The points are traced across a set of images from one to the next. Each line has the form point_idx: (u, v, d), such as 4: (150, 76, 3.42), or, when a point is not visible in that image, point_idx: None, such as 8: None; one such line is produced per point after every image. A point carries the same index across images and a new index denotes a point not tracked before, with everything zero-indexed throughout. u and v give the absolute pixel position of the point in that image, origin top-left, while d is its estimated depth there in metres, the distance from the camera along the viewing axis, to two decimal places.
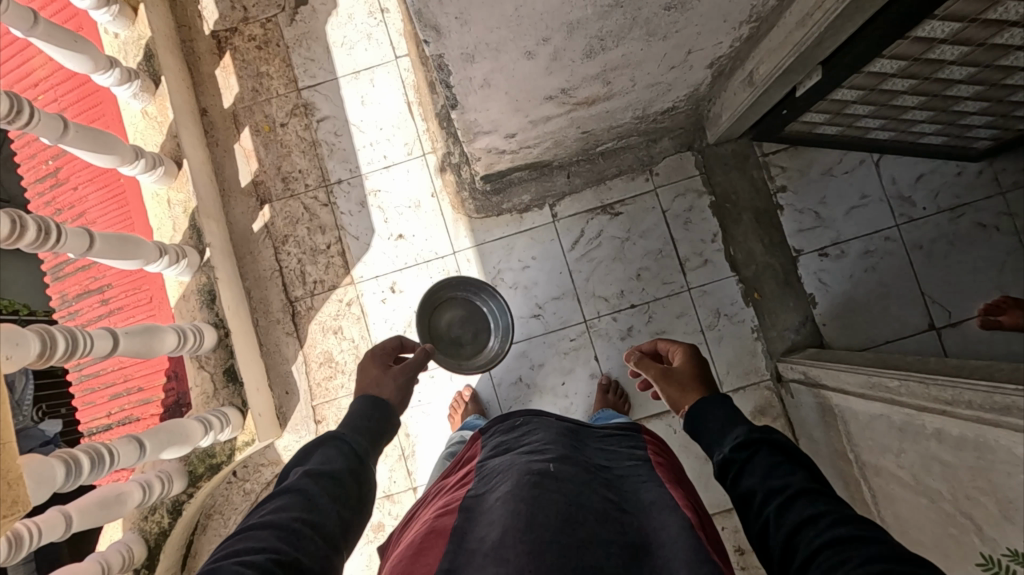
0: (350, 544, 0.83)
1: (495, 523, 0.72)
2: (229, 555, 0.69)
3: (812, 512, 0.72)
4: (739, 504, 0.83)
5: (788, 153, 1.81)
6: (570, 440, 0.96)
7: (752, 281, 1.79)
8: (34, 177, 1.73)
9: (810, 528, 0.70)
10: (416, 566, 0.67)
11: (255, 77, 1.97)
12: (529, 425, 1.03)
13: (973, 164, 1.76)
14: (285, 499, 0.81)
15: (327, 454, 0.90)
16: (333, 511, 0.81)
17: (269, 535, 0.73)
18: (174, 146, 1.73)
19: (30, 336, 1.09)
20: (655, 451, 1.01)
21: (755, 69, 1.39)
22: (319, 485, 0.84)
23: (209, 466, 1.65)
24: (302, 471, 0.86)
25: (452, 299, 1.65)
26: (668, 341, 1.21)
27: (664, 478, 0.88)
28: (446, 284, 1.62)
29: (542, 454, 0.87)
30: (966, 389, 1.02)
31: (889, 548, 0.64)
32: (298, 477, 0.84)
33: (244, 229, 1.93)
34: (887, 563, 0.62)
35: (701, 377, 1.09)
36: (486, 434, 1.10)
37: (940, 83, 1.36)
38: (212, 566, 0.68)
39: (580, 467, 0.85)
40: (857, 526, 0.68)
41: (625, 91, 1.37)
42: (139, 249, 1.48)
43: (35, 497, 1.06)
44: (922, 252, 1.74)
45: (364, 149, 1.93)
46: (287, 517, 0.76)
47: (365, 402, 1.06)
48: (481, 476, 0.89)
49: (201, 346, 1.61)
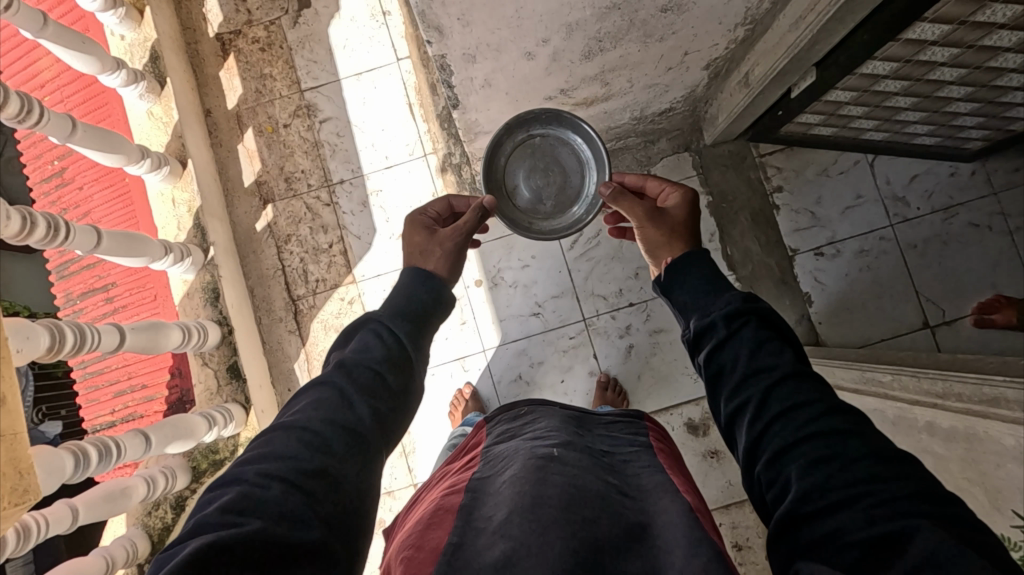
0: (388, 439, 0.84)
1: (503, 504, 0.74)
2: (255, 458, 0.72)
3: (795, 400, 0.73)
4: (712, 374, 0.83)
5: (784, 154, 1.84)
6: (573, 427, 0.98)
7: (749, 279, 1.81)
8: (41, 178, 1.76)
9: (801, 415, 0.72)
10: (425, 539, 0.70)
11: (259, 78, 2.00)
12: (532, 414, 1.05)
13: (966, 165, 1.78)
14: (317, 393, 0.82)
15: (364, 341, 0.90)
16: (365, 406, 0.81)
17: (296, 436, 0.74)
18: (179, 146, 1.75)
19: (39, 330, 1.11)
20: (655, 439, 1.03)
21: (751, 70, 1.41)
22: (350, 377, 0.84)
23: (212, 461, 1.67)
24: (336, 362, 0.87)
25: (539, 142, 1.28)
26: (658, 179, 1.14)
27: (663, 465, 0.90)
28: (534, 117, 1.24)
29: (546, 440, 0.89)
30: (956, 382, 1.06)
31: (875, 444, 0.67)
32: (331, 370, 0.85)
33: (247, 229, 1.95)
34: (873, 464, 0.65)
35: (689, 224, 1.06)
36: (492, 422, 1.12)
37: (932, 83, 1.38)
38: (241, 466, 0.71)
39: (583, 452, 0.86)
40: (841, 419, 0.70)
41: (624, 92, 1.40)
42: (144, 247, 1.51)
43: (46, 487, 1.08)
44: (916, 251, 1.77)
45: (365, 149, 1.95)
46: (315, 416, 0.77)
47: (412, 272, 1.02)
48: (487, 460, 0.91)
49: (205, 343, 1.63)
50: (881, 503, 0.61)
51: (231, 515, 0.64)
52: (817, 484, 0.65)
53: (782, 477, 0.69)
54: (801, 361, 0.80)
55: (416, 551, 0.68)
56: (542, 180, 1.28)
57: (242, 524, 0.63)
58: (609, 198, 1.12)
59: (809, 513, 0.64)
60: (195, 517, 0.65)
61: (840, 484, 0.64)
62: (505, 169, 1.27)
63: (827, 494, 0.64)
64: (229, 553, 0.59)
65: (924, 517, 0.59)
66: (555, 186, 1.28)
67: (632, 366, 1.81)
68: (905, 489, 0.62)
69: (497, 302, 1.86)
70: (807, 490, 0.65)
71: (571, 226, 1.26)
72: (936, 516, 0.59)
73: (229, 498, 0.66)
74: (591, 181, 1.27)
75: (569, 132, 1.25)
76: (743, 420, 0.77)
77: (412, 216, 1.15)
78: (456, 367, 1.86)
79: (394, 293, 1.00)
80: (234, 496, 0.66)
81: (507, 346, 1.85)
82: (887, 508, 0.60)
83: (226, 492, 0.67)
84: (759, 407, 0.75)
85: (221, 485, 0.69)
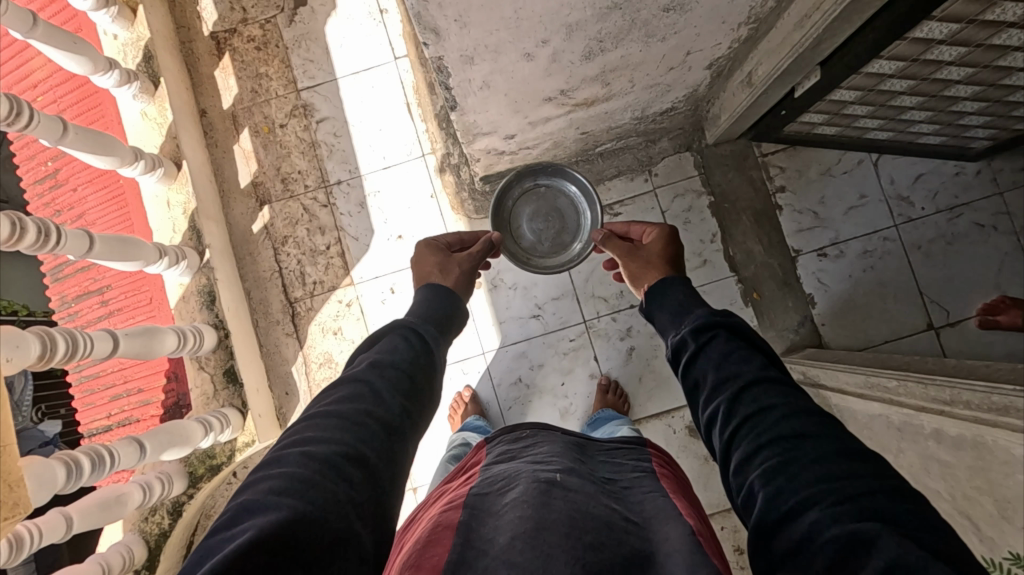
0: (416, 434, 0.87)
1: (504, 527, 0.73)
2: (295, 443, 0.73)
3: (764, 403, 0.76)
4: (690, 386, 0.89)
5: (787, 153, 1.82)
6: (575, 454, 0.96)
7: (751, 281, 1.79)
8: (33, 178, 1.74)
9: (762, 420, 0.74)
10: (424, 556, 0.69)
11: (254, 78, 1.97)
12: (534, 437, 1.03)
13: (971, 164, 1.76)
14: (352, 387, 0.84)
15: (391, 345, 0.94)
16: (397, 405, 0.84)
17: (337, 423, 0.76)
18: (174, 146, 1.72)
19: (29, 338, 1.09)
20: (658, 464, 1.01)
21: (754, 70, 1.39)
22: (381, 372, 0.87)
23: (210, 467, 1.65)
24: (370, 357, 0.91)
25: (542, 190, 1.46)
26: (640, 223, 1.24)
27: (667, 490, 0.89)
28: (542, 169, 1.43)
29: (549, 463, 0.88)
30: (964, 389, 1.03)
31: (841, 445, 0.68)
32: (364, 368, 0.88)
33: (244, 230, 1.93)
34: (844, 471, 0.65)
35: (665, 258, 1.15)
36: (492, 443, 1.09)
37: (939, 83, 1.36)
38: (282, 451, 0.72)
39: (587, 478, 0.86)
40: (808, 422, 0.72)
41: (624, 92, 1.37)
42: (139, 250, 1.48)
43: (36, 498, 1.06)
44: (921, 252, 1.75)
45: (363, 150, 1.93)
46: (353, 407, 0.80)
47: (431, 289, 1.13)
48: (486, 478, 0.89)
49: (201, 347, 1.60)
50: (838, 504, 0.62)
51: (274, 497, 0.64)
52: (782, 487, 0.66)
53: (749, 482, 0.71)
54: (778, 370, 0.83)
55: (415, 570, 0.66)
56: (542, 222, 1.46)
57: (282, 507, 0.62)
58: (598, 242, 1.23)
59: (777, 519, 0.65)
60: (236, 503, 0.64)
61: (806, 483, 0.65)
62: (511, 210, 1.45)
63: (792, 492, 0.65)
64: (277, 538, 0.58)
65: (875, 521, 0.59)
66: (552, 228, 1.47)
67: (632, 369, 1.79)
68: (882, 499, 0.61)
69: (497, 304, 1.84)
70: (774, 493, 0.66)
71: (569, 262, 1.43)
72: (884, 518, 0.59)
73: (276, 482, 0.66)
74: (588, 225, 1.45)
75: (570, 185, 1.44)
76: (718, 425, 0.80)
77: (425, 243, 1.26)
78: (455, 370, 1.83)
79: (416, 304, 1.09)
80: (278, 480, 0.66)
81: (507, 349, 1.82)
82: (847, 507, 0.61)
83: (267, 477, 0.67)
84: (729, 411, 0.78)
85: (261, 475, 0.68)
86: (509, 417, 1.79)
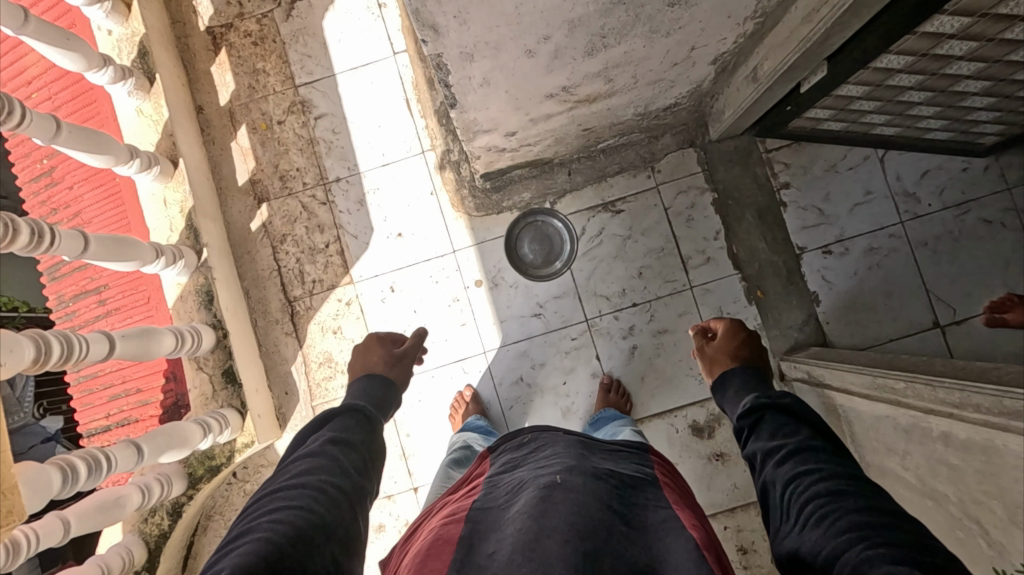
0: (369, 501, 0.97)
1: (505, 540, 0.74)
2: (264, 515, 0.83)
3: (805, 465, 0.85)
4: (749, 460, 0.99)
5: (791, 149, 1.79)
6: (577, 450, 0.96)
7: (755, 279, 1.77)
8: (29, 176, 1.72)
9: (807, 480, 0.82)
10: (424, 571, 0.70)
11: (251, 74, 1.95)
12: (536, 440, 1.02)
13: (980, 160, 1.73)
14: (314, 460, 0.95)
15: (346, 424, 1.06)
16: (353, 476, 0.95)
17: (302, 493, 0.86)
18: (170, 144, 1.70)
19: (23, 342, 1.07)
20: (661, 472, 1.00)
21: (759, 65, 1.36)
22: (340, 450, 0.98)
23: (209, 468, 1.63)
24: (329, 434, 1.02)
25: (539, 223, 1.82)
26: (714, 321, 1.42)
27: (669, 500, 0.89)
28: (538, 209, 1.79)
29: (549, 468, 0.89)
30: (973, 392, 1.01)
31: (875, 501, 0.75)
32: (324, 444, 0.99)
33: (242, 229, 1.91)
34: (875, 520, 0.71)
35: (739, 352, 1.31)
36: (495, 453, 1.08)
37: (948, 78, 1.34)
38: (252, 524, 0.81)
39: (590, 476, 0.86)
40: (846, 481, 0.80)
41: (628, 88, 1.35)
42: (135, 250, 1.47)
43: (31, 505, 1.05)
44: (927, 249, 1.73)
45: (361, 146, 1.90)
46: (316, 478, 0.90)
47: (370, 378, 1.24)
48: (490, 491, 0.90)
49: (199, 347, 1.59)
50: (873, 545, 0.68)
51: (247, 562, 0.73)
52: (823, 536, 0.73)
53: (795, 535, 0.78)
54: (823, 437, 0.93)
55: None
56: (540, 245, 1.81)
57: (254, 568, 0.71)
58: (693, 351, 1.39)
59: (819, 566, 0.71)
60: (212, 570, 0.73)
61: (841, 529, 0.72)
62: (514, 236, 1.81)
63: (834, 542, 0.71)
64: None
65: (907, 563, 0.64)
66: (547, 251, 1.81)
67: (635, 368, 1.77)
68: None
69: (498, 303, 1.82)
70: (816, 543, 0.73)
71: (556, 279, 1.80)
72: (915, 560, 0.65)
73: (249, 548, 0.75)
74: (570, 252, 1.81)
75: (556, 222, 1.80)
76: (773, 490, 0.88)
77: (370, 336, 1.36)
78: (456, 369, 1.81)
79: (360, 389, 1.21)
80: (251, 545, 0.76)
81: (508, 347, 1.81)
82: (880, 549, 0.67)
83: (241, 544, 0.77)
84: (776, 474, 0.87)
85: (231, 549, 0.76)
86: (510, 416, 1.77)
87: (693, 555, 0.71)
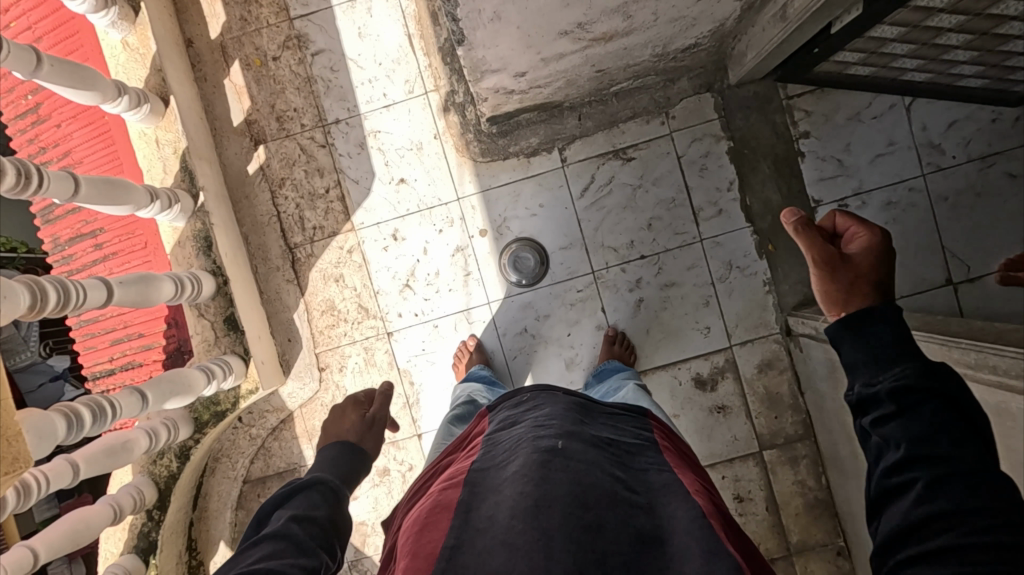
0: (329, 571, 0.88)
1: (504, 503, 0.74)
2: None
3: None
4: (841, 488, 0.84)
5: (814, 96, 1.70)
6: (577, 414, 0.95)
7: (767, 233, 1.72)
8: (15, 113, 1.66)
9: None
10: (422, 541, 0.70)
11: (243, 4, 1.83)
12: (536, 400, 1.01)
13: (1011, 110, 1.64)
14: (272, 545, 0.85)
15: (309, 501, 0.98)
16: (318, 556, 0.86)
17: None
18: (159, 81, 1.61)
19: (17, 288, 1.04)
20: (661, 435, 1.00)
21: (789, 2, 1.27)
22: (304, 529, 0.90)
23: (214, 413, 1.65)
24: (288, 513, 0.93)
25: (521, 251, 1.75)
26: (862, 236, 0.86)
27: (671, 464, 0.88)
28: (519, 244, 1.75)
29: (548, 430, 0.87)
30: (992, 353, 0.97)
31: None
32: (286, 523, 0.90)
33: (239, 171, 1.84)
34: None
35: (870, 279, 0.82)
36: (494, 411, 1.07)
37: (991, 20, 1.25)
38: None
39: (589, 443, 0.86)
40: None
41: (646, 26, 1.26)
42: (128, 194, 1.41)
43: (36, 452, 1.06)
44: (947, 205, 1.67)
45: (362, 86, 1.81)
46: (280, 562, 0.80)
47: (340, 446, 1.25)
48: (488, 452, 0.89)
49: (200, 294, 1.56)
50: None
51: None
52: None
53: None
54: None
55: (411, 558, 0.68)
56: (524, 268, 1.75)
57: None
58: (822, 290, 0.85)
59: None
60: None
61: None
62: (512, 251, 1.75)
63: None
64: None
65: None
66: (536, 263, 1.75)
67: (640, 322, 1.75)
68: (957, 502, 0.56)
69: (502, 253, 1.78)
70: None
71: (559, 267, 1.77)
72: None
73: None
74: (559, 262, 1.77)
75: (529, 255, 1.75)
76: None
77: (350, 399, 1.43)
78: (460, 320, 1.79)
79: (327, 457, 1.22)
80: None
81: (513, 299, 1.78)
82: None
83: None
84: None
85: None
86: (514, 367, 1.77)
87: (699, 520, 0.70)
